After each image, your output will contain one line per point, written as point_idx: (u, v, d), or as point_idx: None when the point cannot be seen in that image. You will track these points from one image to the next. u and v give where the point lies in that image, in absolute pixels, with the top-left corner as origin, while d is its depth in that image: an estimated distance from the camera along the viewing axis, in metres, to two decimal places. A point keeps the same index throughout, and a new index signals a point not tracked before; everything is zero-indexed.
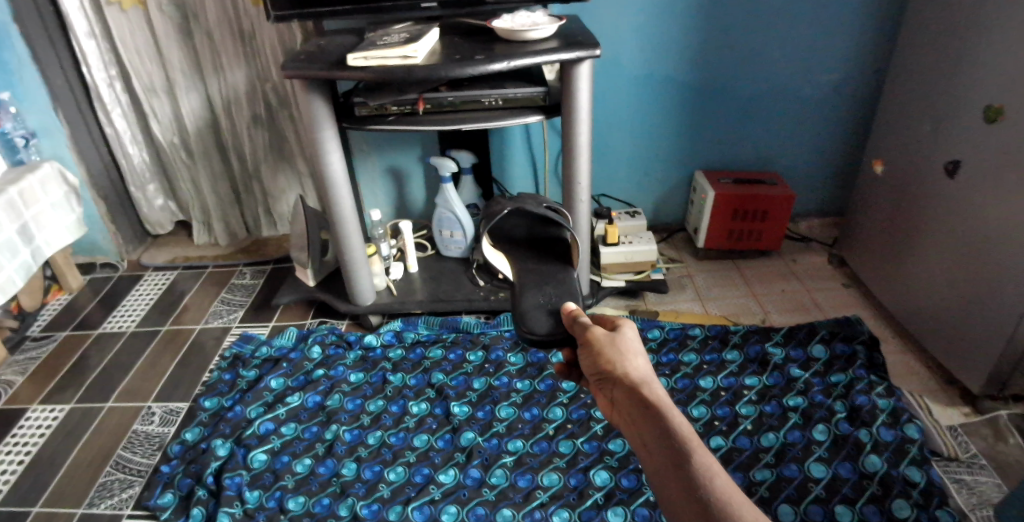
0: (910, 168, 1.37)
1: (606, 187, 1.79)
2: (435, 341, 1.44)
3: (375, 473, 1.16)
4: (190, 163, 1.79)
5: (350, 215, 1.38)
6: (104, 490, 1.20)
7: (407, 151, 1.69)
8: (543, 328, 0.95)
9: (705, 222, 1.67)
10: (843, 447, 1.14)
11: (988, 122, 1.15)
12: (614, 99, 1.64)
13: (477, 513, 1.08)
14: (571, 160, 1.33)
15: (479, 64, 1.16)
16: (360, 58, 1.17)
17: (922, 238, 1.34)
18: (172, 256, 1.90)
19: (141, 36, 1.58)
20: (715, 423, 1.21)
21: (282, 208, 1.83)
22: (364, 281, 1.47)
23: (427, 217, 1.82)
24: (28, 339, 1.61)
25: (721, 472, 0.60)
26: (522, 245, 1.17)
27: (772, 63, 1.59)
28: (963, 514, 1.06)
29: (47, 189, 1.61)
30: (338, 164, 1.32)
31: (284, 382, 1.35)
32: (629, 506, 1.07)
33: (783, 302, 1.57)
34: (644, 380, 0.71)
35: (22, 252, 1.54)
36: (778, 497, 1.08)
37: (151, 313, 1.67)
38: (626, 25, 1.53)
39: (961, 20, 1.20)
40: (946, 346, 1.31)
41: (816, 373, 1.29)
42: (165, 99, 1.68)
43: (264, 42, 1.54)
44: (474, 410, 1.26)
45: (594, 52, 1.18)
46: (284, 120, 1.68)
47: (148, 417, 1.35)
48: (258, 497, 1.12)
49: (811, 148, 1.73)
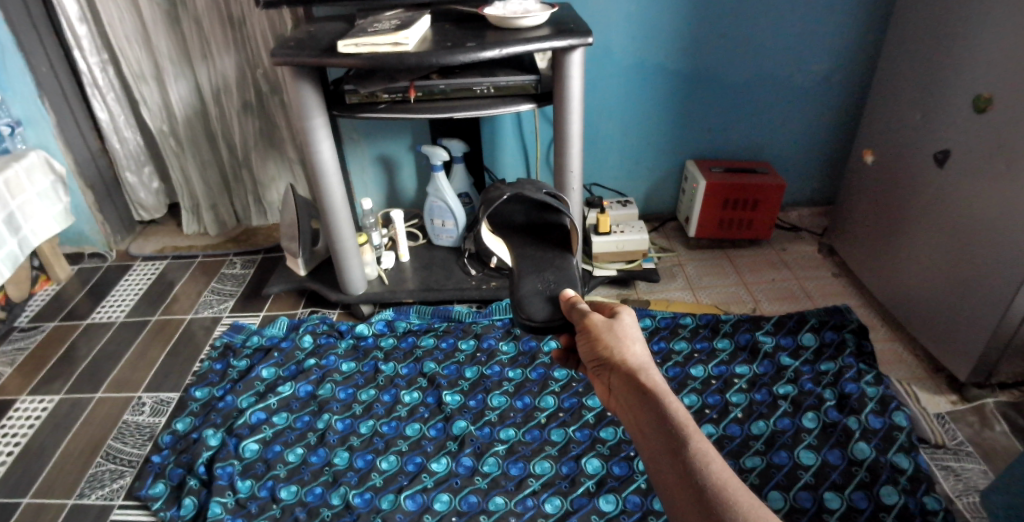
0: (899, 158, 1.38)
1: (597, 176, 1.79)
2: (426, 330, 1.44)
3: (366, 461, 1.16)
4: (179, 151, 1.77)
5: (340, 202, 1.37)
6: (94, 481, 1.19)
7: (398, 139, 1.68)
8: (541, 314, 0.95)
9: (695, 212, 1.67)
10: (832, 434, 1.15)
11: (977, 112, 1.16)
12: (605, 88, 1.63)
13: (470, 500, 1.08)
14: (563, 148, 1.33)
15: (470, 51, 1.15)
16: (351, 45, 1.15)
17: (911, 228, 1.35)
18: (161, 245, 1.88)
19: (130, 22, 1.56)
20: (706, 411, 1.22)
21: (272, 196, 1.82)
22: (354, 270, 1.46)
23: (418, 205, 1.81)
24: (16, 330, 1.59)
25: (718, 457, 0.59)
26: (521, 231, 1.16)
27: (764, 52, 1.59)
28: (950, 501, 1.07)
29: (33, 178, 1.59)
30: (328, 151, 1.31)
31: (276, 371, 1.35)
32: (620, 493, 1.08)
33: (773, 291, 1.58)
34: (642, 366, 0.71)
35: (9, 242, 1.52)
36: (767, 484, 1.08)
37: (141, 303, 1.66)
38: (618, 14, 1.53)
39: (951, 11, 1.20)
40: (933, 334, 1.32)
41: (806, 361, 1.30)
42: (154, 86, 1.66)
43: (254, 28, 1.53)
44: (466, 399, 1.26)
45: (586, 39, 1.18)
46: (275, 106, 1.67)
47: (138, 408, 1.34)
48: (250, 486, 1.12)
49: (801, 138, 1.74)
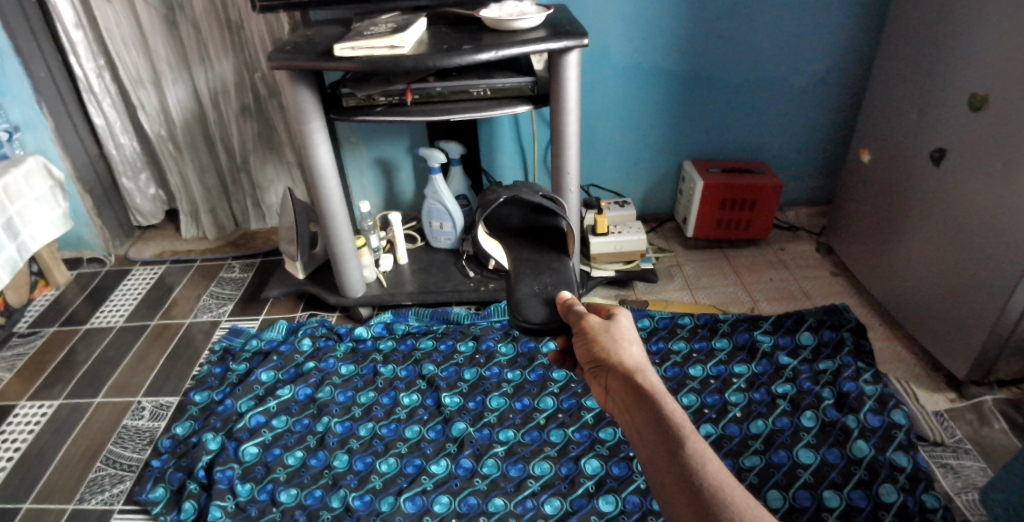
0: (896, 157, 1.38)
1: (595, 177, 1.79)
2: (425, 332, 1.44)
3: (366, 464, 1.16)
4: (177, 155, 1.78)
5: (339, 206, 1.37)
6: (94, 486, 1.19)
7: (396, 142, 1.69)
8: (538, 317, 0.95)
9: (693, 212, 1.67)
10: (830, 433, 1.15)
11: (973, 109, 1.16)
12: (602, 89, 1.64)
13: (469, 502, 1.08)
14: (560, 149, 1.33)
15: (466, 54, 1.15)
16: (347, 49, 1.15)
17: (909, 227, 1.35)
18: (160, 250, 1.89)
19: (128, 27, 1.56)
20: (704, 411, 1.22)
21: (271, 200, 1.83)
22: (353, 273, 1.47)
23: (416, 208, 1.82)
24: (15, 335, 1.59)
25: (715, 457, 0.60)
26: (518, 233, 1.16)
27: (761, 52, 1.60)
28: (949, 498, 1.07)
29: (31, 183, 1.59)
30: (327, 155, 1.31)
31: (275, 375, 1.35)
32: (620, 494, 1.08)
33: (771, 291, 1.58)
34: (639, 367, 0.71)
35: (8, 247, 1.52)
36: (767, 483, 1.09)
37: (140, 308, 1.66)
38: (614, 15, 1.53)
39: (947, 9, 1.21)
40: (931, 333, 1.32)
41: (805, 361, 1.30)
42: (152, 90, 1.66)
43: (252, 32, 1.53)
44: (465, 401, 1.27)
45: (582, 41, 1.18)
46: (273, 110, 1.67)
47: (138, 412, 1.34)
48: (250, 490, 1.12)
49: (799, 138, 1.74)
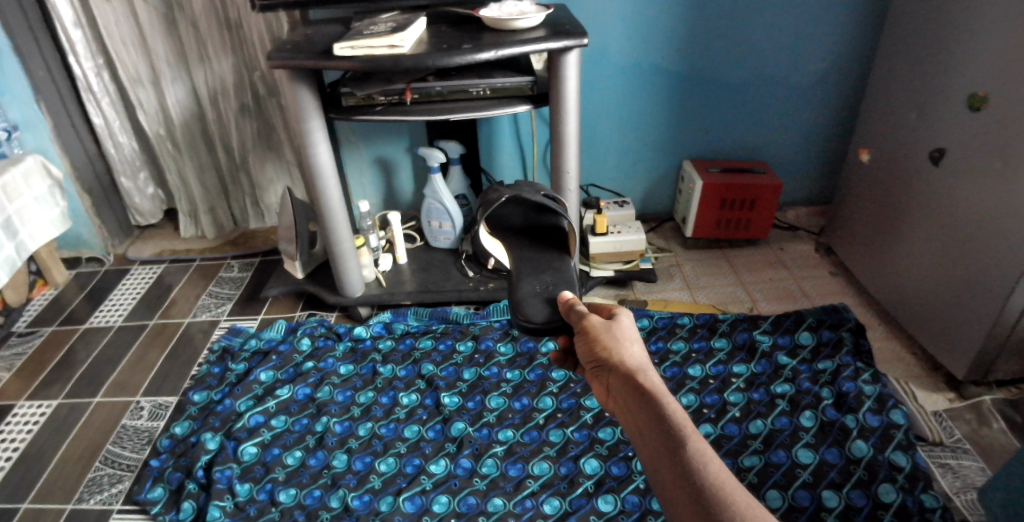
0: (896, 157, 1.38)
1: (595, 177, 1.79)
2: (424, 332, 1.44)
3: (365, 464, 1.16)
4: (177, 155, 1.77)
5: (338, 205, 1.37)
6: (93, 485, 1.19)
7: (396, 141, 1.69)
8: (539, 316, 0.95)
9: (693, 212, 1.67)
10: (829, 433, 1.15)
11: (972, 109, 1.16)
12: (602, 89, 1.64)
13: (468, 502, 1.08)
14: (560, 149, 1.33)
15: (466, 53, 1.15)
16: (346, 48, 1.15)
17: (909, 227, 1.35)
18: (159, 249, 1.89)
19: (127, 26, 1.56)
20: (704, 411, 1.22)
21: (270, 199, 1.83)
22: (353, 272, 1.47)
23: (416, 207, 1.82)
24: (14, 335, 1.59)
25: (715, 457, 0.60)
26: (519, 232, 1.16)
27: (761, 52, 1.60)
28: (947, 498, 1.07)
29: (30, 182, 1.59)
30: (326, 154, 1.31)
31: (274, 374, 1.35)
32: (618, 494, 1.08)
33: (770, 290, 1.58)
34: (640, 367, 0.71)
35: (6, 247, 1.52)
36: (766, 483, 1.09)
37: (139, 307, 1.66)
38: (614, 14, 1.53)
39: (947, 9, 1.21)
40: (930, 332, 1.33)
41: (805, 361, 1.30)
42: (151, 89, 1.66)
43: (252, 31, 1.53)
44: (464, 400, 1.26)
45: (582, 41, 1.18)
46: (272, 109, 1.67)
47: (137, 411, 1.34)
48: (249, 490, 1.12)
49: (799, 137, 1.74)
